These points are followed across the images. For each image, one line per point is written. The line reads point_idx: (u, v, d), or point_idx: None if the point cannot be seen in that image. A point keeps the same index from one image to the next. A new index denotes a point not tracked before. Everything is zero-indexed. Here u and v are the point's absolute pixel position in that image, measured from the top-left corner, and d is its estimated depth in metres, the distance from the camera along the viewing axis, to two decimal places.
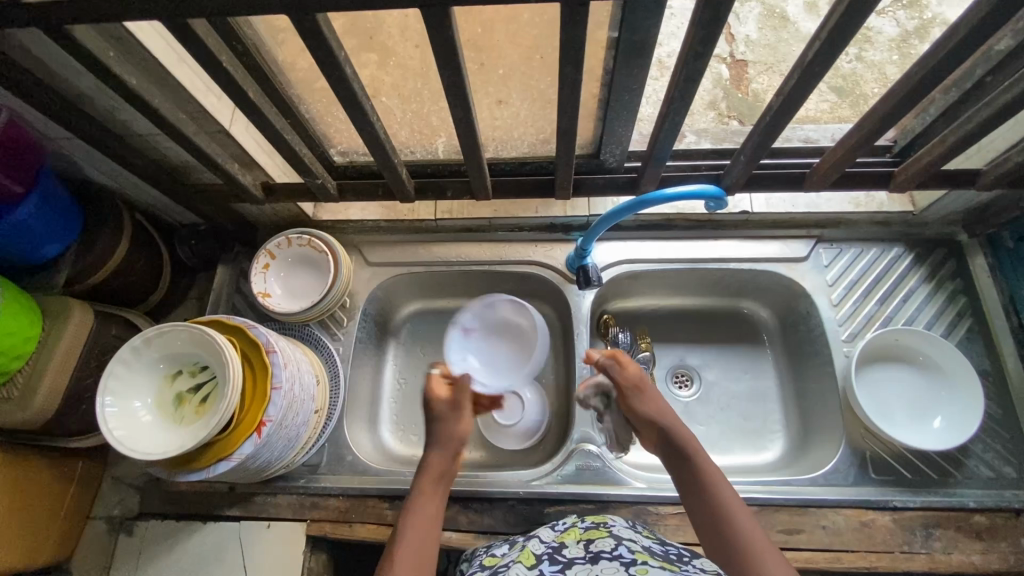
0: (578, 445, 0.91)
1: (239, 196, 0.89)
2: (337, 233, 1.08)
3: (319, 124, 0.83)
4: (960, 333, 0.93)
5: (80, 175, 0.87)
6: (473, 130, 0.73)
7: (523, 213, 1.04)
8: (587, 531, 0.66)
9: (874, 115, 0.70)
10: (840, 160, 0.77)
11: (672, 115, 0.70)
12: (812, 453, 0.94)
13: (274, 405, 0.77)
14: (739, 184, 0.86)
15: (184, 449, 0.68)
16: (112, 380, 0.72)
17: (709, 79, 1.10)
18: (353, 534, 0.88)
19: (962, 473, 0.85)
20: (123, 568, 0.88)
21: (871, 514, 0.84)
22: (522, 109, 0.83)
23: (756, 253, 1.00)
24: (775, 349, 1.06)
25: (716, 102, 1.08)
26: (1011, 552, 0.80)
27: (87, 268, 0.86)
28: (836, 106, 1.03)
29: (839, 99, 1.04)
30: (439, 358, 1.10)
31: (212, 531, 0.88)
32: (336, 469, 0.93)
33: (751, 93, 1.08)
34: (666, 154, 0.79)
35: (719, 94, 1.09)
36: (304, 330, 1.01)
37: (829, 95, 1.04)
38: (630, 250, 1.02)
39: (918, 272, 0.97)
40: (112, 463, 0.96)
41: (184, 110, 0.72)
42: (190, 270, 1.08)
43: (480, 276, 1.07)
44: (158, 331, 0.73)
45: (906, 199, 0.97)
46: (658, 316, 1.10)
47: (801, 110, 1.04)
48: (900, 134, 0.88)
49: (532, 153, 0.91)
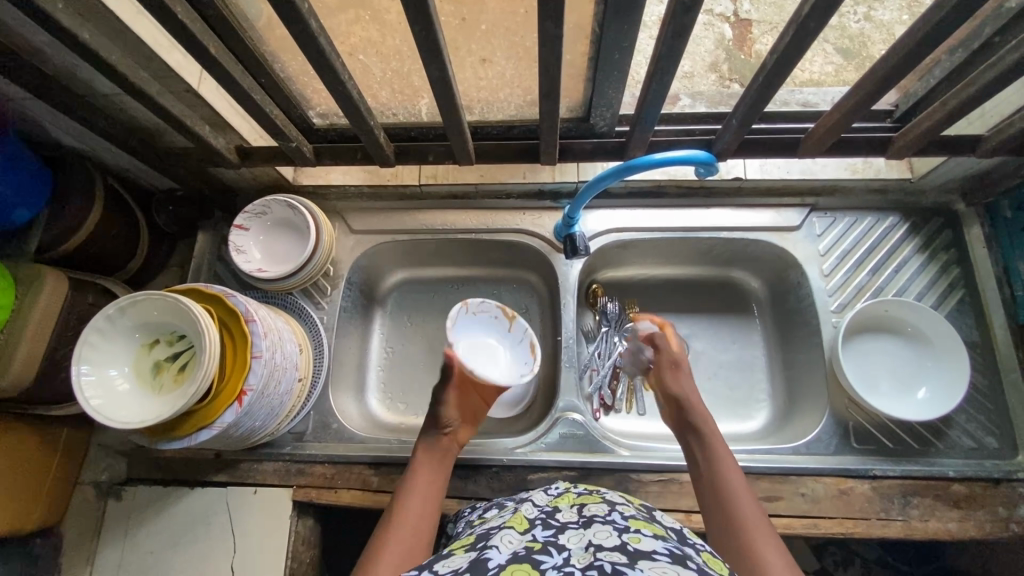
0: (563, 413, 0.92)
1: (213, 160, 0.86)
2: (320, 199, 1.05)
3: (295, 84, 0.79)
4: (951, 304, 0.92)
5: (46, 136, 0.84)
6: (451, 90, 0.69)
7: (509, 178, 1.01)
8: (581, 496, 0.67)
9: (874, 76, 0.66)
10: (833, 125, 0.75)
11: (661, 72, 0.66)
12: (796, 421, 0.94)
13: (254, 373, 0.77)
14: (730, 149, 0.82)
15: (161, 418, 0.68)
16: (87, 348, 0.71)
17: (712, 40, 1.06)
18: (337, 499, 0.88)
19: (943, 443, 0.86)
20: (114, 531, 0.90)
21: (850, 482, 0.84)
22: (508, 68, 0.79)
23: (748, 221, 0.97)
24: (764, 319, 1.05)
25: (717, 63, 1.03)
26: (987, 520, 0.81)
27: (58, 234, 0.84)
28: (841, 69, 0.99)
29: (845, 61, 0.99)
30: (426, 327, 1.09)
31: (199, 496, 0.89)
32: (321, 436, 0.93)
33: (755, 55, 1.03)
34: (655, 115, 0.76)
35: (722, 56, 1.04)
36: (288, 298, 1.00)
37: (834, 57, 1.00)
38: (620, 218, 1.00)
39: (912, 242, 0.95)
40: (98, 430, 0.96)
41: (146, 67, 0.68)
42: (170, 237, 1.05)
43: (467, 245, 1.05)
44: (131, 299, 0.72)
45: (904, 166, 0.94)
46: (648, 285, 1.09)
47: (805, 72, 1.00)
48: (903, 98, 0.84)
49: (520, 116, 0.88)
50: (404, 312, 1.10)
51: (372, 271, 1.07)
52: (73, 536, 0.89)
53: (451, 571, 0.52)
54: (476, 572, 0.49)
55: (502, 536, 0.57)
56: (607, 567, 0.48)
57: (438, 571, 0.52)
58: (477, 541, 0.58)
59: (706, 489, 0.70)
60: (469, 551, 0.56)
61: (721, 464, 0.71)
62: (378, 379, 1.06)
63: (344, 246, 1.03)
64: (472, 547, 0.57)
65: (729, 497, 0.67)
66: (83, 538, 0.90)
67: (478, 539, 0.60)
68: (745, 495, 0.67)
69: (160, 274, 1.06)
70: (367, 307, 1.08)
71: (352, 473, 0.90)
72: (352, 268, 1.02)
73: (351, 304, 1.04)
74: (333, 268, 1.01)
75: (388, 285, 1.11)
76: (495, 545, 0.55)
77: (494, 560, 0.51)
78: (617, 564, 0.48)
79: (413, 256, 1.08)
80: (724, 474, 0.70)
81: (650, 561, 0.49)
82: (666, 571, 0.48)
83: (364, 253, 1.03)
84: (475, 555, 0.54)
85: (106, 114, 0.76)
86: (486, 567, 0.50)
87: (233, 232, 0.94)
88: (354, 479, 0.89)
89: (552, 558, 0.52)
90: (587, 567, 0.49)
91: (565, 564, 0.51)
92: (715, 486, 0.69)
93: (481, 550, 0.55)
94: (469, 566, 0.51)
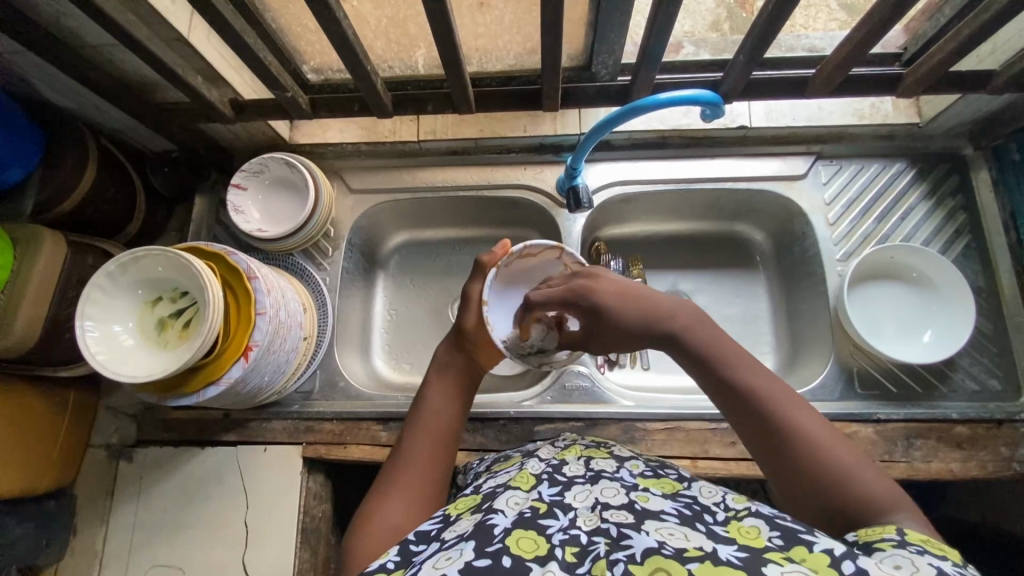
0: (569, 366, 0.92)
1: (207, 115, 0.84)
2: (316, 158, 1.03)
3: (288, 35, 0.77)
4: (957, 250, 0.92)
5: (36, 94, 0.82)
6: (450, 32, 0.67)
7: (511, 132, 0.99)
8: (588, 448, 0.66)
9: (886, 5, 0.64)
10: (844, 60, 0.73)
11: (665, 9, 0.64)
12: (800, 370, 0.95)
13: (259, 330, 0.76)
14: (737, 90, 0.80)
15: (169, 371, 0.68)
16: (90, 305, 0.70)
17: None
18: (347, 455, 0.89)
19: (947, 387, 0.87)
20: (125, 491, 0.90)
21: (855, 426, 0.85)
22: (507, 13, 0.76)
23: (754, 171, 0.96)
24: (768, 271, 1.04)
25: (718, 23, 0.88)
26: (990, 460, 0.82)
27: (53, 194, 0.82)
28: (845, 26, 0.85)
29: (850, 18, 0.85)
30: (429, 288, 1.09)
31: (210, 456, 0.90)
32: (329, 395, 0.94)
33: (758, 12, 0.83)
34: (661, 51, 0.72)
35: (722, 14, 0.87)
36: (289, 259, 0.99)
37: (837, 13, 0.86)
38: (623, 170, 0.98)
39: (919, 188, 0.94)
40: (105, 395, 0.96)
41: (134, 12, 0.66)
42: (167, 201, 1.04)
43: (469, 203, 1.03)
44: (133, 255, 0.71)
45: (913, 109, 0.93)
46: (650, 241, 1.08)
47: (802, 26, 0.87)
48: (912, 40, 0.81)
49: (519, 66, 0.85)
50: (406, 273, 1.10)
51: (374, 232, 1.06)
52: (89, 495, 0.91)
53: (457, 538, 0.51)
54: (481, 541, 0.48)
55: (507, 495, 0.55)
56: (613, 532, 0.48)
57: (445, 540, 0.51)
58: (482, 501, 0.57)
59: (737, 415, 0.59)
60: (473, 512, 0.55)
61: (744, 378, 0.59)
62: (383, 340, 1.06)
63: (344, 206, 1.01)
64: (476, 508, 0.55)
65: (772, 416, 0.57)
66: (95, 498, 0.91)
67: (482, 498, 0.57)
68: (793, 407, 0.57)
69: (158, 239, 1.05)
70: (369, 269, 1.07)
71: (361, 429, 0.91)
72: (352, 228, 1.01)
73: (353, 265, 1.03)
74: (333, 230, 1.00)
75: (389, 247, 1.10)
76: (498, 508, 0.54)
77: (499, 525, 0.50)
78: (624, 527, 0.49)
79: (413, 216, 1.07)
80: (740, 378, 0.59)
81: (657, 522, 0.50)
82: (672, 534, 0.48)
83: (365, 213, 1.02)
84: (479, 518, 0.53)
85: (95, 67, 0.74)
86: (491, 534, 0.49)
87: (231, 191, 0.93)
88: (364, 434, 0.90)
89: (558, 521, 0.51)
90: (594, 532, 0.49)
91: (571, 526, 0.50)
92: (752, 405, 0.58)
93: (485, 511, 0.54)
94: (473, 533, 0.50)
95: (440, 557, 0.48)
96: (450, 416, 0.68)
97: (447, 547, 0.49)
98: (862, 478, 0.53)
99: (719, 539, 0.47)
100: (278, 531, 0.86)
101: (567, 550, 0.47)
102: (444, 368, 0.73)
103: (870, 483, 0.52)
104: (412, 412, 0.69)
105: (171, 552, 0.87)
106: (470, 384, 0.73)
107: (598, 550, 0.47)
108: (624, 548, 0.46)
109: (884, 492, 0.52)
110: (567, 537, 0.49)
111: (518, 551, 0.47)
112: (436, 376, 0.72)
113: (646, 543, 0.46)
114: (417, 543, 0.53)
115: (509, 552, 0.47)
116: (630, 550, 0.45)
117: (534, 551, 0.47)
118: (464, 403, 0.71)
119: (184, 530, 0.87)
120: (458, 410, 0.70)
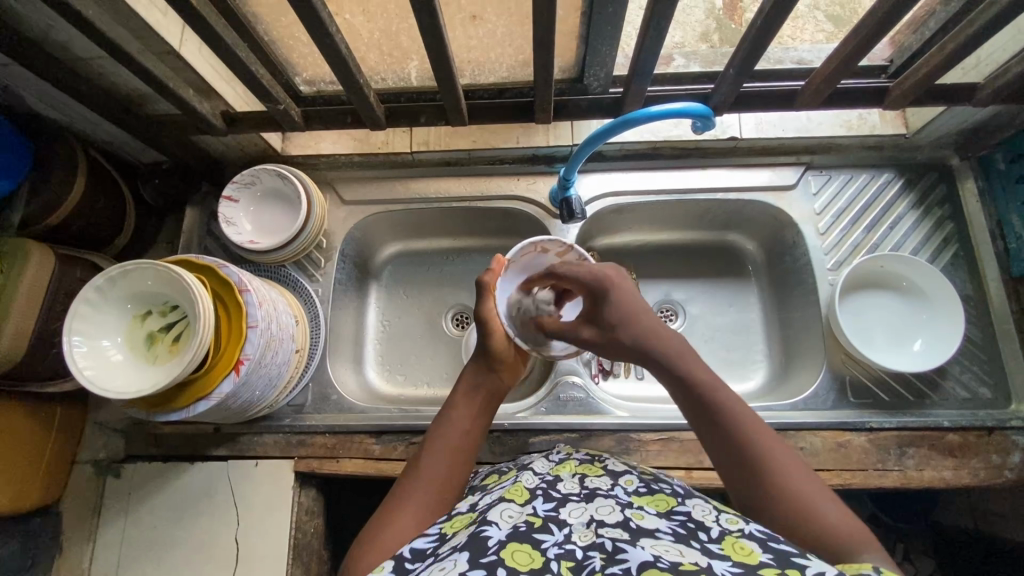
0: (563, 377, 0.92)
1: (198, 127, 0.83)
2: (310, 169, 1.03)
3: (280, 47, 0.77)
4: (946, 259, 0.93)
5: (25, 107, 0.81)
6: (442, 46, 0.68)
7: (503, 143, 0.99)
8: (582, 465, 0.65)
9: (872, 19, 0.66)
10: (833, 72, 0.74)
11: (656, 24, 0.65)
12: (792, 379, 0.96)
13: (251, 343, 0.75)
14: (727, 102, 0.81)
15: (158, 386, 0.67)
16: (77, 320, 0.69)
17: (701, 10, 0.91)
18: (339, 469, 0.88)
19: (938, 395, 0.87)
20: (112, 509, 0.89)
21: (847, 435, 0.86)
22: (499, 26, 0.77)
23: (743, 181, 0.97)
24: (760, 280, 1.05)
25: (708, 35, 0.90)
26: (981, 468, 0.83)
27: (42, 208, 0.81)
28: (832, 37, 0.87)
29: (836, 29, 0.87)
30: (421, 298, 1.08)
31: (199, 470, 0.88)
32: (321, 408, 0.93)
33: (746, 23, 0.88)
34: (651, 65, 0.73)
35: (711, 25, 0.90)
36: (280, 270, 0.98)
37: (824, 24, 0.88)
38: (615, 181, 0.98)
39: (907, 198, 0.95)
40: (94, 409, 0.95)
41: (126, 25, 0.66)
42: (157, 213, 1.03)
43: (463, 213, 1.03)
44: (122, 270, 0.70)
45: (900, 121, 0.94)
46: (644, 251, 1.08)
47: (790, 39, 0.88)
48: (897, 53, 0.83)
49: (512, 77, 0.86)
50: (399, 284, 1.09)
51: (365, 243, 1.06)
52: (76, 512, 0.89)
53: (450, 549, 0.50)
54: (475, 553, 0.48)
55: (501, 508, 0.54)
56: (607, 546, 0.48)
57: (440, 553, 0.51)
58: (477, 516, 0.55)
59: (710, 436, 0.61)
60: (469, 524, 0.54)
61: (719, 399, 0.61)
62: (376, 351, 1.05)
63: (337, 217, 1.01)
64: (471, 522, 0.55)
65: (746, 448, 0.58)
66: (80, 517, 0.89)
67: (477, 513, 0.56)
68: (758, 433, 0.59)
69: (148, 250, 1.04)
70: (361, 280, 1.06)
71: (354, 443, 0.90)
72: (344, 239, 1.00)
73: (345, 277, 1.02)
74: (325, 241, 1.00)
75: (382, 258, 1.10)
76: (492, 520, 0.53)
77: (494, 536, 0.50)
78: (618, 542, 0.49)
79: (406, 227, 1.07)
80: (718, 403, 0.61)
81: (652, 539, 0.50)
82: (668, 550, 0.48)
83: (357, 224, 1.01)
84: (473, 529, 0.52)
85: (86, 81, 0.74)
86: (485, 546, 0.48)
87: (222, 204, 0.92)
88: (357, 448, 0.89)
89: (554, 536, 0.51)
90: (590, 547, 0.49)
91: (566, 541, 0.50)
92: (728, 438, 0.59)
93: (478, 523, 0.53)
94: (467, 543, 0.49)
95: (434, 569, 0.47)
96: (476, 430, 0.70)
97: (440, 559, 0.49)
98: (828, 518, 0.53)
99: (714, 554, 0.47)
100: (270, 547, 0.85)
101: (562, 565, 0.47)
102: (475, 385, 0.74)
103: (839, 523, 0.53)
104: (431, 428, 0.70)
105: (159, 570, 0.85)
106: (494, 395, 0.75)
107: (593, 564, 0.47)
108: (620, 563, 0.46)
109: (854, 535, 0.52)
110: (562, 552, 0.49)
111: (512, 564, 0.47)
112: (463, 392, 0.73)
113: (640, 557, 0.46)
114: (412, 561, 0.52)
115: (503, 564, 0.47)
116: (625, 564, 0.46)
117: (529, 564, 0.47)
118: (488, 415, 0.73)
119: (172, 548, 0.86)
120: (479, 428, 0.71)
